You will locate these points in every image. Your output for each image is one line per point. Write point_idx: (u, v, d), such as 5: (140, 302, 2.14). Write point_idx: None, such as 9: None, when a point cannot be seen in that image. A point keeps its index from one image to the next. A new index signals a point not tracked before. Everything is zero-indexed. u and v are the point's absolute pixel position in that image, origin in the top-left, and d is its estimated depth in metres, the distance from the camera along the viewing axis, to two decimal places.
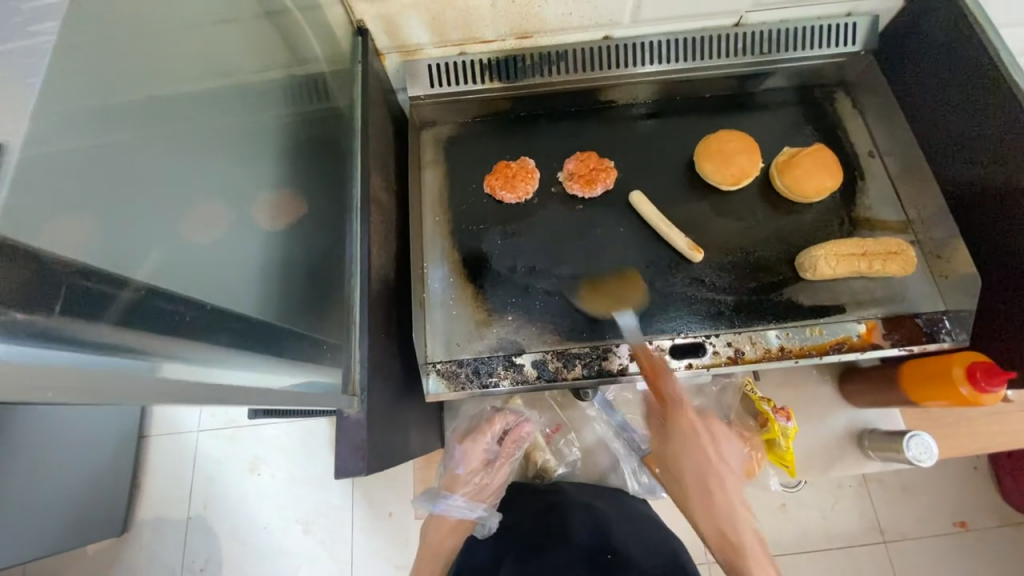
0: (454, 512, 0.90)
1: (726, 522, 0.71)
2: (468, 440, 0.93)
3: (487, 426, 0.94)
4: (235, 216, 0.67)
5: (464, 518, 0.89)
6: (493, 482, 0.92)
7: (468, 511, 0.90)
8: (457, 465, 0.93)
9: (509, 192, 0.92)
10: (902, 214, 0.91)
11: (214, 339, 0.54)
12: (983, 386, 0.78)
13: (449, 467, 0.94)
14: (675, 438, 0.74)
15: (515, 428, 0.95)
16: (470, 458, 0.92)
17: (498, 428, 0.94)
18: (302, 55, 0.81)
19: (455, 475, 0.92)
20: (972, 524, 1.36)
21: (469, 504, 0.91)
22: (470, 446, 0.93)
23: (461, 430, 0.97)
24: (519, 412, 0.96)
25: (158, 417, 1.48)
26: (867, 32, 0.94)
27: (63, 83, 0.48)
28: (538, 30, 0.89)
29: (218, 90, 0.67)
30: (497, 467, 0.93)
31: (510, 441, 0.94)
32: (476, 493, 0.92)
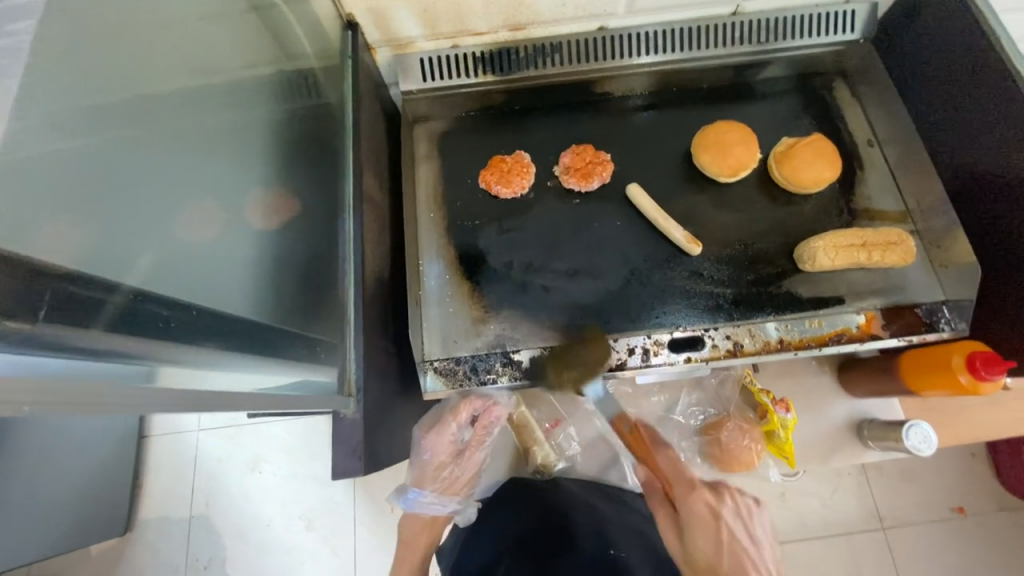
0: (427, 508, 0.90)
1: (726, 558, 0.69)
2: (435, 433, 0.90)
3: (454, 417, 0.90)
4: (227, 216, 0.66)
5: (439, 512, 0.91)
6: (465, 474, 0.93)
7: (442, 505, 0.91)
8: (425, 460, 0.91)
9: (505, 187, 0.91)
10: (901, 203, 0.90)
11: (208, 342, 0.53)
12: (983, 375, 0.78)
13: (417, 461, 0.92)
14: (690, 517, 0.74)
15: (484, 413, 0.92)
16: (438, 452, 0.91)
17: (465, 418, 0.91)
18: (292, 50, 0.80)
19: (424, 470, 0.91)
20: (970, 509, 1.37)
21: (442, 498, 0.92)
22: (437, 440, 0.90)
23: (424, 421, 0.93)
24: (485, 397, 0.92)
25: (158, 417, 1.48)
26: (868, 20, 0.93)
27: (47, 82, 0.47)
28: (531, 21, 0.87)
29: (206, 88, 0.66)
30: (467, 457, 0.93)
31: (481, 426, 0.93)
32: (448, 486, 0.92)
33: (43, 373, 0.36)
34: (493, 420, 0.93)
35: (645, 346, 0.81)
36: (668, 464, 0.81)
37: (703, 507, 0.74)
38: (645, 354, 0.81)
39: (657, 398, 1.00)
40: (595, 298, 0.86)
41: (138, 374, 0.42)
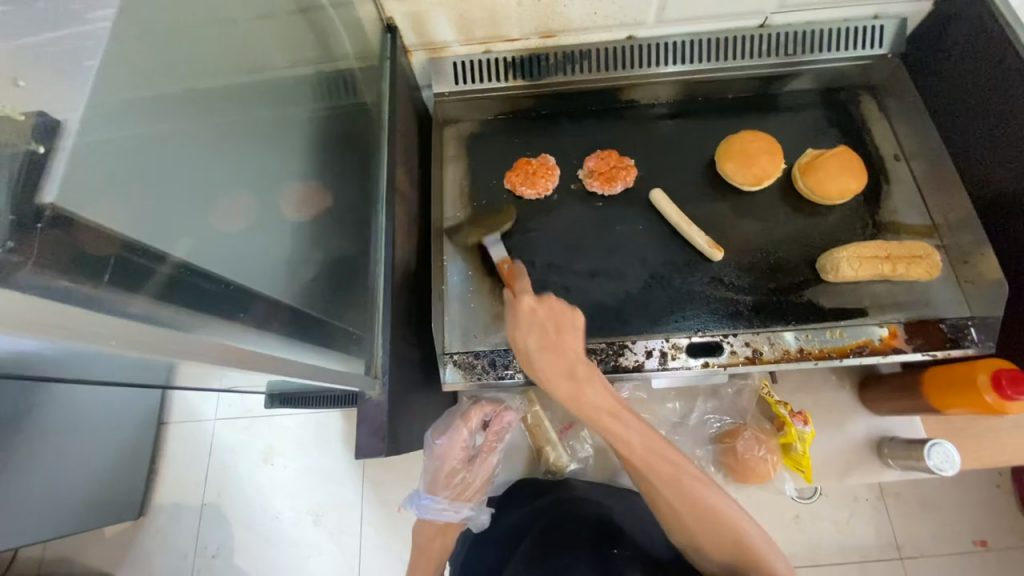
0: (440, 514, 0.89)
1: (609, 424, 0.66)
2: (448, 436, 0.91)
3: (467, 420, 0.92)
4: (266, 203, 0.69)
5: (452, 519, 0.89)
6: (477, 480, 0.91)
7: (455, 512, 0.89)
8: (438, 465, 0.91)
9: (530, 188, 0.93)
10: (928, 218, 0.89)
11: (244, 316, 0.56)
12: (1010, 394, 0.77)
13: (429, 466, 0.92)
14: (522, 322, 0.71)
15: (496, 418, 0.94)
16: (450, 456, 0.90)
17: (477, 423, 0.93)
18: (333, 51, 0.84)
19: (436, 476, 0.91)
20: (993, 543, 1.32)
21: (455, 505, 0.90)
22: (449, 444, 0.91)
23: (436, 426, 0.94)
24: (495, 402, 0.95)
25: (177, 404, 1.52)
26: (896, 35, 0.94)
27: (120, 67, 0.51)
28: (562, 29, 0.90)
29: (254, 82, 0.69)
30: (479, 462, 0.92)
31: (493, 432, 0.94)
32: (461, 492, 0.91)
33: (114, 323, 0.40)
34: (505, 426, 0.95)
35: (663, 349, 0.82)
36: (530, 333, 0.70)
37: (594, 389, 0.67)
38: (662, 357, 0.82)
39: (672, 405, 1.00)
40: (614, 300, 0.87)
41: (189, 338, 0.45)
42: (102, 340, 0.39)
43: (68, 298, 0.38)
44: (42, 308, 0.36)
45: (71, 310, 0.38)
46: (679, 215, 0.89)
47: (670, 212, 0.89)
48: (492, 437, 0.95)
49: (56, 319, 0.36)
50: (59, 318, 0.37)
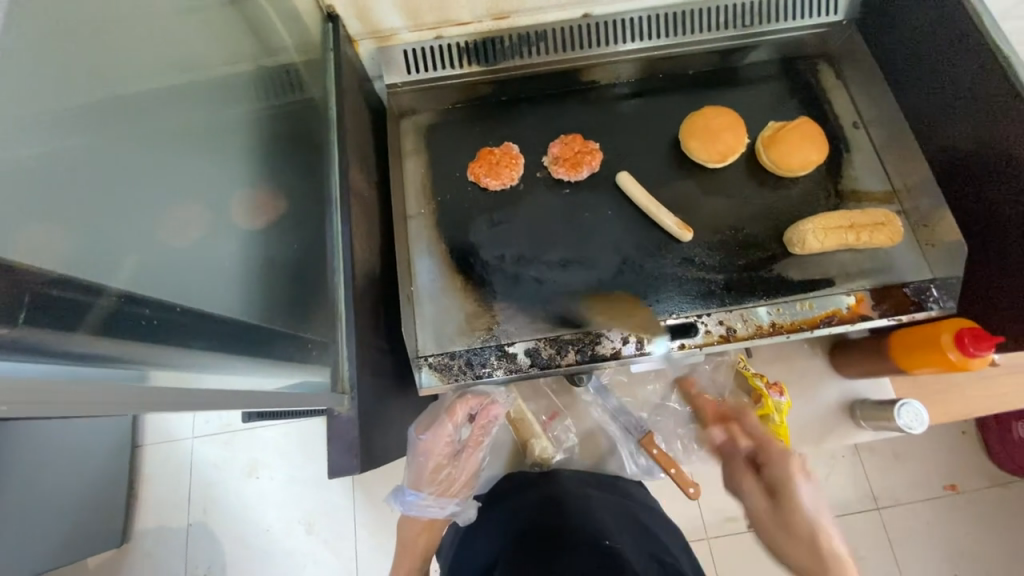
0: (425, 511, 0.88)
1: (796, 527, 0.72)
2: (432, 431, 0.89)
3: (452, 414, 0.89)
4: (212, 215, 0.65)
5: (436, 515, 0.88)
6: (462, 476, 0.90)
7: (439, 508, 0.88)
8: (422, 462, 0.89)
9: (493, 179, 0.90)
10: (888, 184, 0.90)
11: (197, 342, 0.52)
12: (972, 351, 0.79)
13: (414, 462, 0.91)
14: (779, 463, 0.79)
15: (483, 411, 0.91)
16: (434, 453, 0.89)
17: (462, 417, 0.90)
18: (272, 45, 0.78)
19: (421, 472, 0.90)
20: (962, 486, 1.40)
21: (440, 501, 0.89)
22: (433, 441, 0.89)
23: (421, 421, 0.92)
24: (482, 395, 0.90)
25: (151, 426, 1.46)
26: (850, 0, 0.93)
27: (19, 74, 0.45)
28: (514, 10, 0.86)
29: (185, 85, 0.64)
30: (465, 458, 0.91)
31: (479, 425, 0.91)
32: (446, 488, 0.90)
33: (33, 376, 0.34)
34: (491, 419, 0.92)
35: (640, 334, 0.81)
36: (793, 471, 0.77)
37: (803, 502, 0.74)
38: (639, 343, 0.80)
39: (653, 386, 1.00)
40: (587, 288, 0.85)
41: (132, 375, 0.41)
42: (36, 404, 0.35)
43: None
44: None
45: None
46: (647, 197, 0.87)
47: (637, 195, 0.88)
48: (478, 431, 0.92)
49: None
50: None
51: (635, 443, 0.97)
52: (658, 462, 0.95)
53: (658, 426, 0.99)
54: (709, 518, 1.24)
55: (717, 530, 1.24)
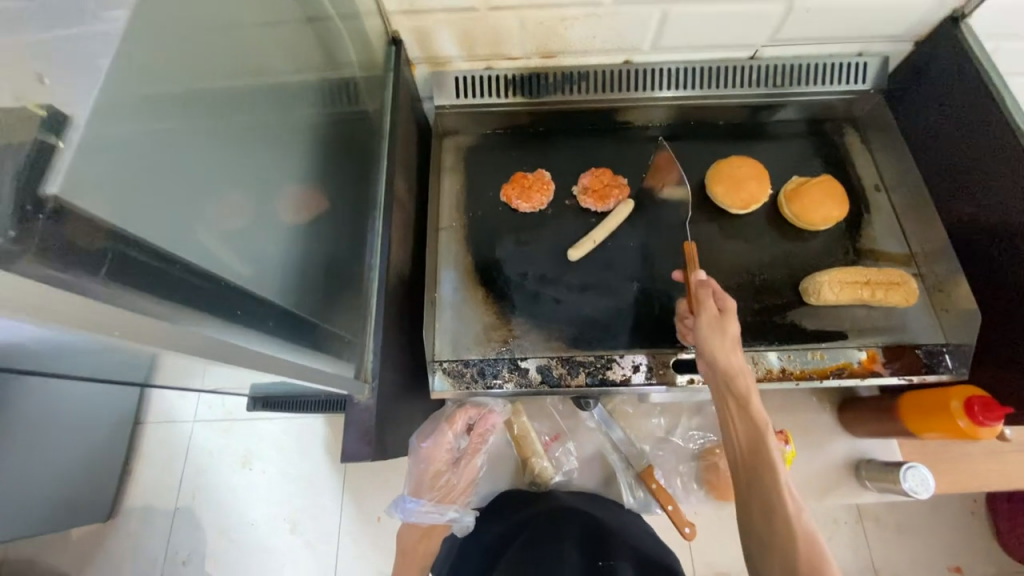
0: (425, 517, 0.88)
1: (756, 496, 0.60)
2: (433, 437, 0.91)
3: (452, 420, 0.92)
4: (266, 205, 0.70)
5: (437, 521, 0.88)
6: (461, 481, 0.91)
7: (439, 515, 0.88)
8: (422, 467, 0.91)
9: (525, 202, 0.94)
10: (906, 247, 0.93)
11: (240, 317, 0.56)
12: (982, 420, 0.78)
13: (413, 469, 0.92)
14: (704, 323, 0.69)
15: (480, 420, 0.94)
16: (435, 458, 0.91)
17: (461, 426, 0.93)
18: (340, 59, 0.86)
19: (421, 478, 0.90)
20: (966, 569, 1.35)
21: (440, 507, 0.89)
22: (434, 447, 0.91)
23: (421, 430, 0.94)
24: (481, 404, 0.94)
25: (155, 407, 1.48)
26: (878, 72, 0.98)
27: (137, 63, 0.51)
28: (562, 50, 0.93)
29: (260, 85, 0.70)
30: (463, 464, 0.93)
31: (476, 434, 0.93)
32: (446, 495, 0.90)
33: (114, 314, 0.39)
34: (488, 428, 0.94)
35: (650, 364, 0.83)
36: (714, 341, 0.67)
37: (742, 423, 0.64)
38: (648, 372, 0.83)
39: (657, 420, 1.01)
40: (604, 315, 0.88)
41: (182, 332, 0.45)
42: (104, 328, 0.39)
43: (53, 284, 0.37)
44: (48, 293, 0.36)
45: (61, 296, 0.36)
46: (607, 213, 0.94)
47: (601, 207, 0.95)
48: (476, 440, 0.95)
49: (55, 308, 0.36)
50: (54, 307, 0.36)
51: (634, 475, 0.97)
52: (656, 498, 0.95)
53: (659, 461, 0.99)
54: (700, 568, 1.21)
55: None
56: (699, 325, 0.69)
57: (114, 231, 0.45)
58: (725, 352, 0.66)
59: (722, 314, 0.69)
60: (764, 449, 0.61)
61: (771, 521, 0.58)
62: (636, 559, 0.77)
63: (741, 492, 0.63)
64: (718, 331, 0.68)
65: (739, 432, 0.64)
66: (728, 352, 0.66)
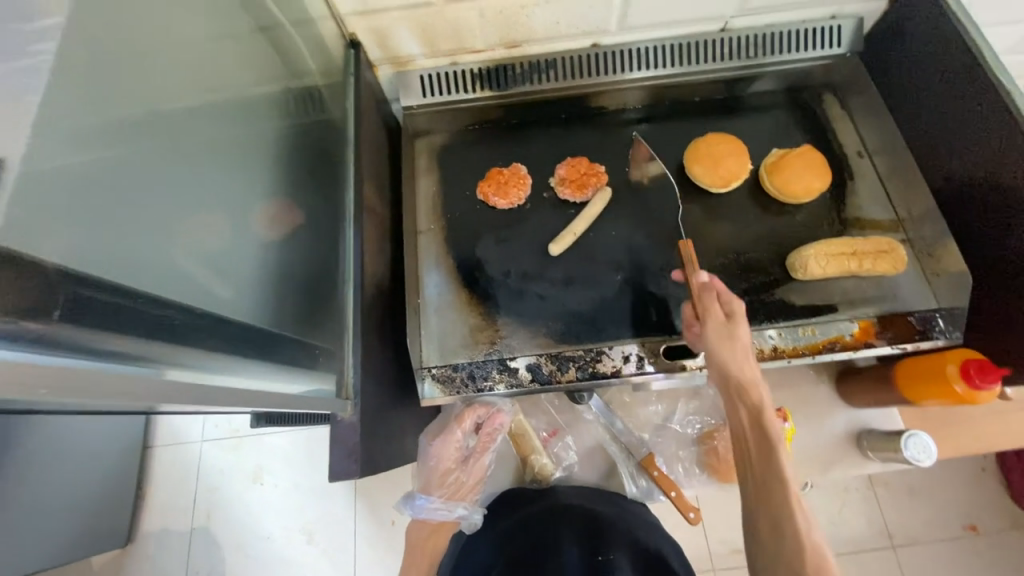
0: (434, 514, 0.88)
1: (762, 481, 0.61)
2: (441, 436, 0.91)
3: (460, 420, 0.91)
4: (234, 226, 0.68)
5: (446, 518, 0.88)
6: (470, 480, 0.91)
7: (447, 512, 0.88)
8: (431, 466, 0.91)
9: (502, 198, 0.93)
10: (893, 213, 0.91)
11: (212, 344, 0.55)
12: (978, 384, 0.78)
13: (424, 467, 0.92)
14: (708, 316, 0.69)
15: (489, 420, 0.92)
16: (443, 457, 0.91)
17: (469, 426, 0.92)
18: (298, 68, 0.83)
19: (431, 476, 0.91)
20: (981, 526, 1.34)
21: (449, 504, 0.89)
22: (442, 447, 0.91)
23: (430, 429, 0.94)
24: (489, 404, 0.93)
25: (162, 428, 1.49)
26: (853, 34, 0.95)
27: (75, 92, 0.49)
28: (526, 39, 0.91)
29: (215, 102, 0.68)
30: (473, 462, 0.92)
31: (484, 433, 0.92)
32: (455, 492, 0.90)
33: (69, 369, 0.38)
34: (497, 427, 0.93)
35: (640, 353, 0.82)
36: (718, 333, 0.67)
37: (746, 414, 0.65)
38: (639, 361, 0.82)
39: (654, 407, 1.00)
40: (591, 307, 0.87)
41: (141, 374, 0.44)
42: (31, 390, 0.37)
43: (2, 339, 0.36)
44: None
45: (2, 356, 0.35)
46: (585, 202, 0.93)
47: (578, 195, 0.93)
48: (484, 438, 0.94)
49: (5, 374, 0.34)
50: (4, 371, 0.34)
51: (635, 463, 0.97)
52: (659, 485, 0.95)
53: (659, 447, 0.98)
54: (713, 547, 1.21)
55: (722, 560, 1.20)
56: (708, 330, 0.68)
57: (72, 273, 0.43)
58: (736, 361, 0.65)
59: (731, 322, 0.68)
60: (780, 477, 0.59)
61: (782, 537, 0.58)
62: (637, 553, 0.79)
63: (748, 508, 0.62)
64: (730, 343, 0.66)
65: (749, 440, 0.64)
66: (741, 365, 0.65)
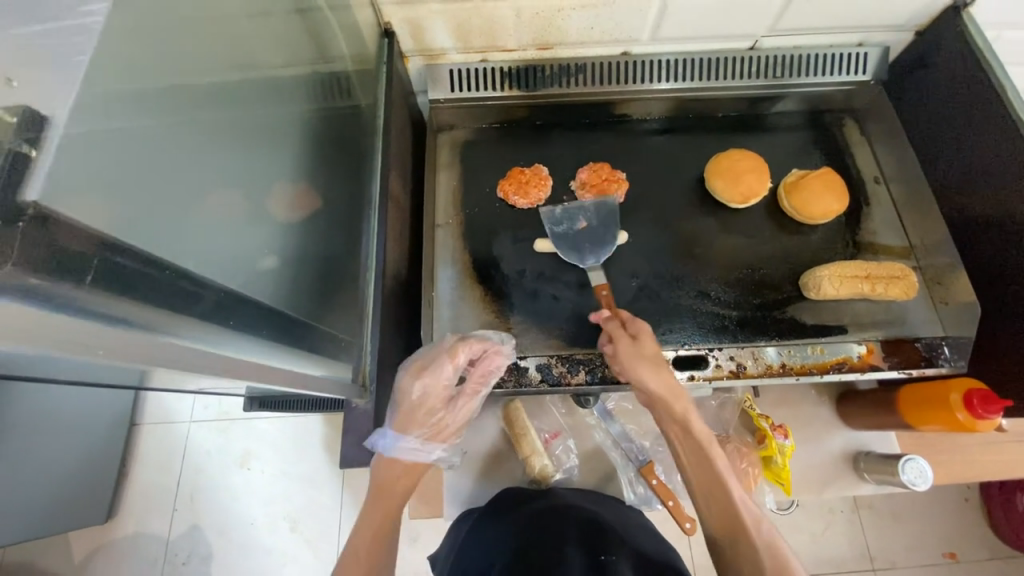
0: (408, 454, 0.72)
1: (715, 492, 0.67)
2: (427, 371, 0.74)
3: (451, 354, 0.75)
4: (258, 205, 0.68)
5: (421, 460, 0.73)
6: (455, 422, 0.76)
7: (425, 454, 0.73)
8: (411, 401, 0.74)
9: (522, 197, 0.93)
10: (905, 240, 0.93)
11: (237, 324, 0.55)
12: (980, 413, 0.79)
13: (399, 402, 0.75)
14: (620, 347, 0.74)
15: (486, 359, 0.79)
16: (427, 394, 0.75)
17: (462, 362, 0.77)
18: (330, 53, 0.83)
19: (408, 412, 0.74)
20: (961, 555, 1.36)
21: (425, 446, 0.74)
22: (429, 378, 0.74)
23: (414, 362, 0.77)
24: (485, 339, 0.80)
25: (151, 405, 1.46)
26: (878, 63, 0.96)
27: (117, 58, 0.49)
28: (559, 42, 0.91)
29: (247, 80, 0.67)
30: (461, 404, 0.78)
31: (478, 373, 0.78)
32: (434, 433, 0.75)
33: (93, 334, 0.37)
34: (493, 369, 0.79)
35: None
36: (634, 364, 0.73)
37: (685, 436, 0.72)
38: None
39: None
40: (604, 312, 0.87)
41: (141, 341, 0.41)
42: (86, 351, 0.38)
43: (33, 299, 0.36)
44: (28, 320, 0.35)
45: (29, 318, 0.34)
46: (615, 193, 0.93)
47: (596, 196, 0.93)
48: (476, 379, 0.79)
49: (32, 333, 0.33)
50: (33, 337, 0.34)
51: (635, 471, 0.98)
52: (657, 494, 0.94)
53: (659, 456, 0.99)
54: (699, 558, 1.22)
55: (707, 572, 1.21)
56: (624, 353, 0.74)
57: (107, 240, 0.42)
58: (655, 377, 0.71)
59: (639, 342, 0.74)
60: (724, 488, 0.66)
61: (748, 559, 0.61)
62: (637, 559, 0.75)
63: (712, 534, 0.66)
64: (649, 366, 0.72)
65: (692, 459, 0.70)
66: (658, 377, 0.71)
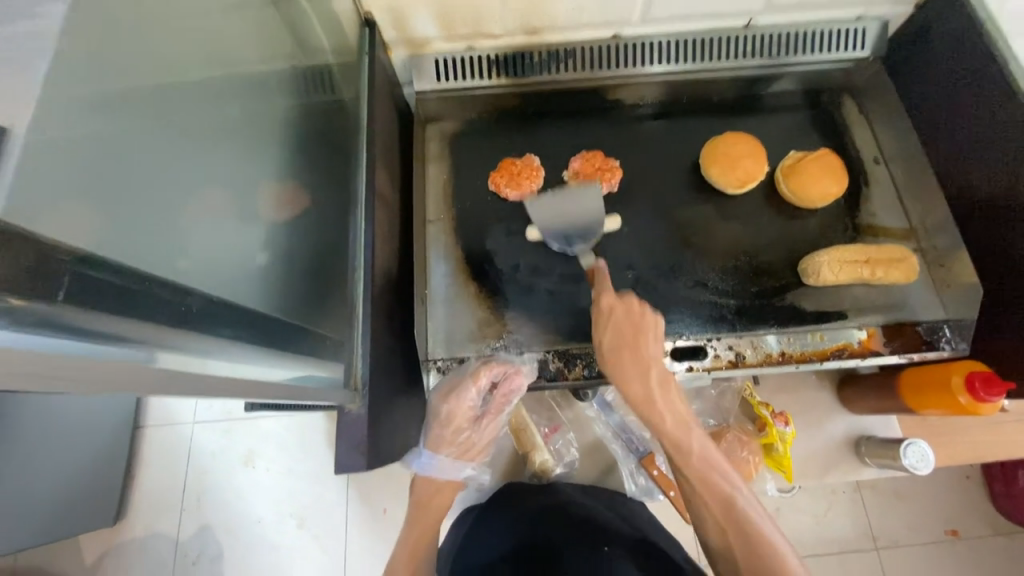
0: (442, 472, 0.85)
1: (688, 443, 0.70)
2: (452, 399, 0.80)
3: (473, 382, 0.80)
4: (241, 208, 0.66)
5: (454, 476, 0.85)
6: (481, 441, 0.86)
7: (456, 471, 0.85)
8: (441, 426, 0.83)
9: (514, 189, 0.91)
10: (906, 222, 0.91)
11: (226, 333, 0.53)
12: (982, 396, 0.78)
13: (432, 424, 0.85)
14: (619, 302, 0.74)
15: (507, 380, 0.81)
16: (453, 418, 0.83)
17: (484, 387, 0.81)
18: (309, 46, 0.80)
19: (439, 434, 0.84)
20: (963, 532, 1.37)
21: (456, 463, 0.86)
22: (454, 405, 0.81)
23: (440, 386, 0.82)
24: (507, 363, 0.81)
25: (152, 408, 1.46)
26: (877, 37, 0.94)
27: (81, 61, 0.47)
28: (547, 27, 0.88)
29: (223, 78, 0.65)
30: (486, 423, 0.86)
31: (499, 395, 0.82)
32: (464, 451, 0.86)
33: (71, 351, 0.35)
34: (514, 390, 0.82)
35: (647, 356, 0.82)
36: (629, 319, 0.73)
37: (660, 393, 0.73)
38: None
39: None
40: None
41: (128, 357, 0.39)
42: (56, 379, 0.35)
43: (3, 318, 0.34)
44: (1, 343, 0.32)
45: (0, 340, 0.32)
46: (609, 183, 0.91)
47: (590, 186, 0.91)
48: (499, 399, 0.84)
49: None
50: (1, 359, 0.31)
51: (636, 462, 0.97)
52: (658, 484, 0.94)
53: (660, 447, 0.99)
54: None
55: None
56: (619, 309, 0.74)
57: (81, 253, 0.40)
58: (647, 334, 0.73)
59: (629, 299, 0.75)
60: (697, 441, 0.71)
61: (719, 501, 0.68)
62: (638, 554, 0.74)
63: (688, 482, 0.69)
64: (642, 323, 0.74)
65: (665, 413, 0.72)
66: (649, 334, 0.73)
